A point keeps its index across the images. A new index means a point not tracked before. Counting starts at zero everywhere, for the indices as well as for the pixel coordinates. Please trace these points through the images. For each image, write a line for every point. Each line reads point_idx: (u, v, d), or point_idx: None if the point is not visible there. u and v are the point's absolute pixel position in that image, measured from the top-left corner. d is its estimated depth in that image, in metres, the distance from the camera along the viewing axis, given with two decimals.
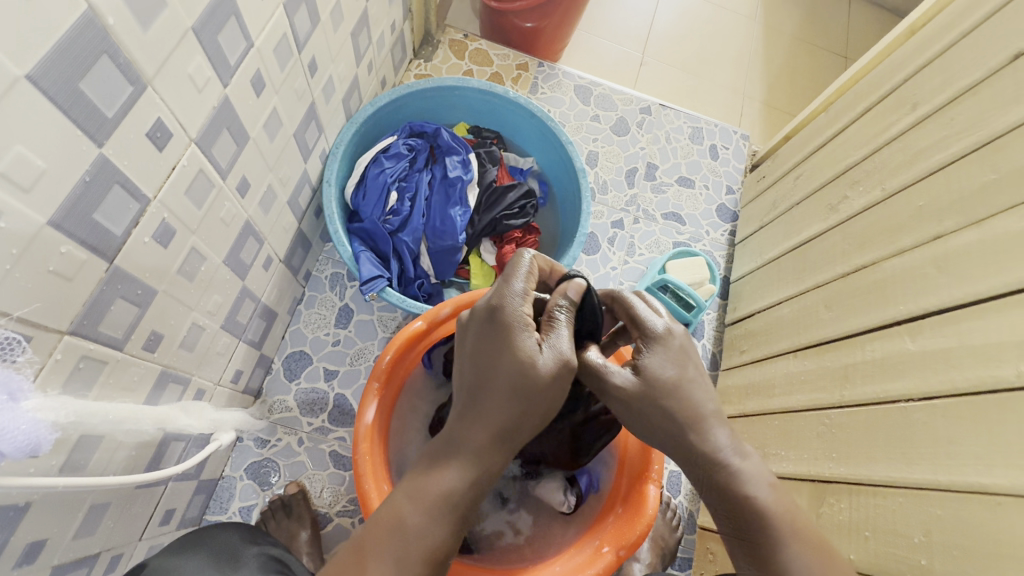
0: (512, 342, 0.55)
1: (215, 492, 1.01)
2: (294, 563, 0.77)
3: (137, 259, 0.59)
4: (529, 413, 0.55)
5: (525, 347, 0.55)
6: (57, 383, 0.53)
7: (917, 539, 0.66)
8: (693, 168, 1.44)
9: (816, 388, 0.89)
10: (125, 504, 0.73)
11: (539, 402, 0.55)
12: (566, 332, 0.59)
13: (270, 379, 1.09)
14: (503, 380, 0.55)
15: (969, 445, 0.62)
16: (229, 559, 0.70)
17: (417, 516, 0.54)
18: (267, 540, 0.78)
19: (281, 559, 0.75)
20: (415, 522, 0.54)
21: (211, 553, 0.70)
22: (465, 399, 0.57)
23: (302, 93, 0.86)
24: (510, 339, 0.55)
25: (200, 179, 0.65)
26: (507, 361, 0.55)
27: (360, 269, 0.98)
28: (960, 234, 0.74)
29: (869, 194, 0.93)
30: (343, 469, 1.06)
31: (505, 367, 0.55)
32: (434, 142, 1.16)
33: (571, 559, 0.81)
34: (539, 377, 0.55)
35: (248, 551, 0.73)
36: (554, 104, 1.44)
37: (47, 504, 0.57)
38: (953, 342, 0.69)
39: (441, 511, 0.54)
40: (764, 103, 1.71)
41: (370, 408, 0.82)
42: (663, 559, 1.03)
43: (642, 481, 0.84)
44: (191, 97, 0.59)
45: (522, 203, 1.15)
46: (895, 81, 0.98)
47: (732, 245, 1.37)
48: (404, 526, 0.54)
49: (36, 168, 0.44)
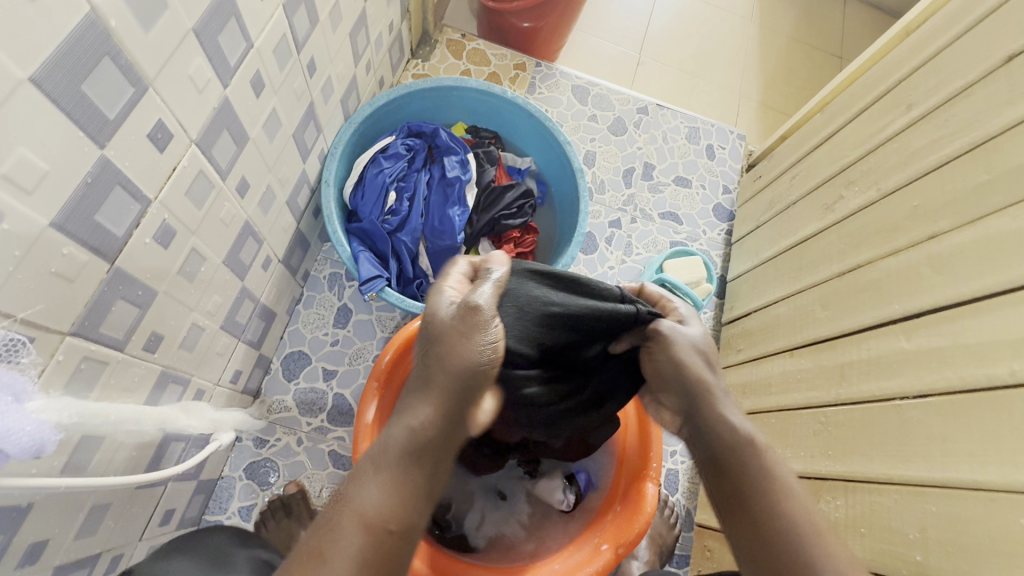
0: (426, 309, 0.64)
1: (214, 492, 1.01)
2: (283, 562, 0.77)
3: (138, 260, 0.59)
4: (443, 357, 0.59)
5: (434, 307, 0.63)
6: (60, 384, 0.53)
7: (913, 535, 0.66)
8: (690, 168, 1.44)
9: (812, 386, 0.90)
10: (125, 504, 0.73)
11: (448, 347, 0.59)
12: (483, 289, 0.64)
13: (269, 379, 1.09)
14: (424, 341, 0.62)
15: (964, 442, 0.63)
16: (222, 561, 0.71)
17: (351, 491, 0.53)
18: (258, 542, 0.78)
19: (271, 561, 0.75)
20: (354, 494, 0.53)
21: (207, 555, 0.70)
22: (411, 378, 0.62)
23: (301, 94, 0.86)
24: (424, 309, 0.64)
25: (200, 180, 0.66)
26: (424, 327, 0.63)
27: (359, 269, 0.98)
28: (954, 234, 0.74)
29: (865, 194, 0.94)
30: (342, 469, 1.07)
31: (424, 331, 0.63)
32: (432, 142, 1.16)
33: (570, 557, 0.82)
34: (443, 323, 0.61)
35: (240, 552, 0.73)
36: (552, 104, 1.44)
37: (49, 504, 0.57)
38: (948, 341, 0.69)
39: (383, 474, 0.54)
40: (760, 103, 1.72)
41: (370, 408, 0.83)
42: (661, 557, 1.04)
43: (640, 480, 0.85)
44: (192, 99, 0.59)
45: (520, 203, 1.15)
46: (890, 82, 0.99)
47: (729, 245, 1.38)
48: (342, 508, 0.52)
49: (39, 170, 0.44)
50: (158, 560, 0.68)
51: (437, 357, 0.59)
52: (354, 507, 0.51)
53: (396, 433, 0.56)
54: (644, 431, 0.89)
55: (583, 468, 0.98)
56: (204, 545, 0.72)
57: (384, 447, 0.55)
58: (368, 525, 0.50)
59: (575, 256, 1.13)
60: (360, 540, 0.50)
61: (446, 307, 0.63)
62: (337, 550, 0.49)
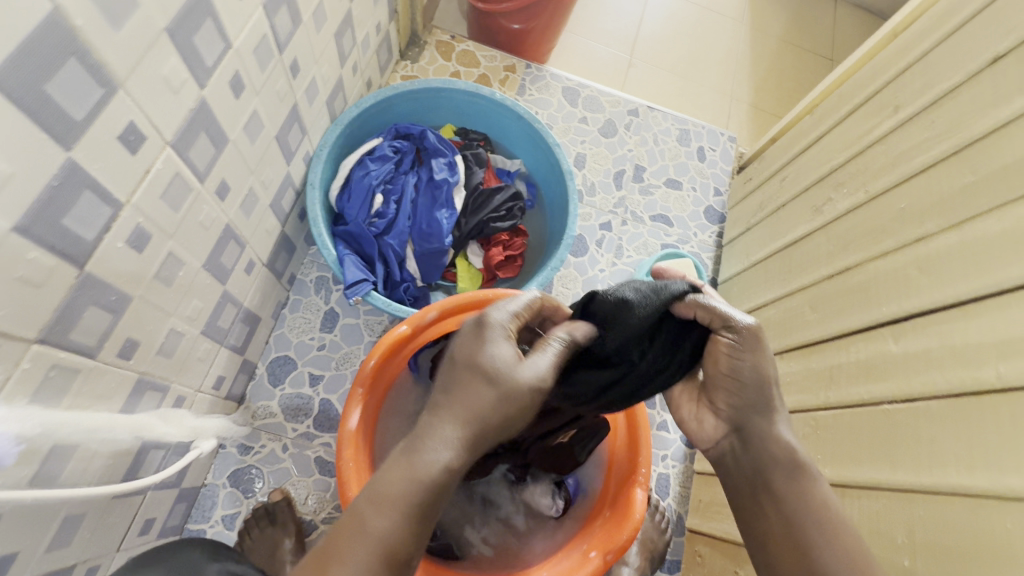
0: (486, 338, 0.56)
1: (197, 500, 1.00)
2: None
3: (110, 265, 0.57)
4: (496, 402, 0.52)
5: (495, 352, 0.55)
6: (27, 392, 0.52)
7: (901, 539, 0.66)
8: (681, 170, 1.44)
9: (801, 390, 0.90)
10: (101, 515, 0.71)
11: (507, 398, 0.52)
12: (551, 356, 0.58)
13: (253, 385, 1.08)
14: (475, 363, 0.54)
15: (952, 446, 0.62)
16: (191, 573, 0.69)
17: (377, 519, 0.49)
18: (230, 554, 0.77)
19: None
20: (369, 523, 0.49)
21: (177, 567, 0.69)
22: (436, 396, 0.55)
23: (284, 95, 0.84)
24: (485, 336, 0.56)
25: (177, 182, 0.64)
26: (481, 353, 0.55)
27: (345, 272, 0.97)
28: (942, 236, 0.74)
29: (854, 196, 0.94)
30: (328, 475, 1.05)
31: (479, 355, 0.55)
32: (420, 145, 1.15)
33: (558, 564, 0.80)
34: (507, 371, 0.53)
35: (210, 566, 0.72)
36: (542, 106, 1.43)
37: (18, 516, 0.56)
38: (935, 344, 0.69)
39: (407, 513, 0.49)
40: (751, 104, 1.72)
41: (354, 414, 0.81)
42: (651, 563, 1.03)
43: (629, 485, 0.84)
44: (166, 100, 0.58)
45: (509, 205, 1.14)
46: (879, 83, 0.99)
47: (719, 247, 1.38)
48: (365, 530, 0.49)
49: (1, 172, 0.42)
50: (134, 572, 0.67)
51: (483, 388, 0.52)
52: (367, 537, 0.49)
53: (416, 466, 0.50)
54: (633, 436, 0.88)
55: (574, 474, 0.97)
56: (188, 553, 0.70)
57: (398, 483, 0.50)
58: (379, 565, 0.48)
59: (565, 259, 1.12)
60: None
61: (513, 361, 0.54)
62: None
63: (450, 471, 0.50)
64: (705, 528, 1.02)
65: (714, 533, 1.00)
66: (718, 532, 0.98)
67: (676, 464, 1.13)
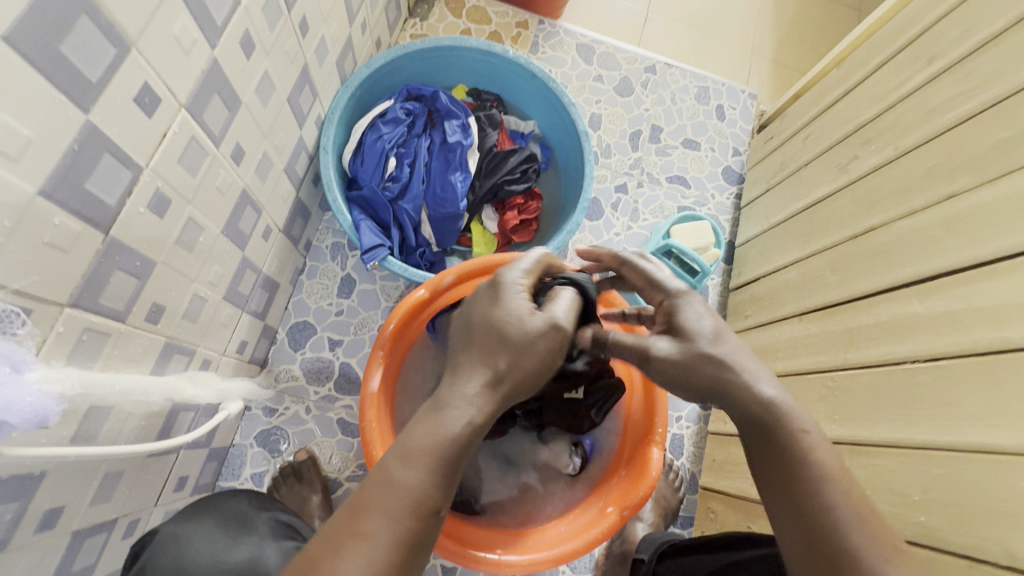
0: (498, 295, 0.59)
1: (226, 459, 1.03)
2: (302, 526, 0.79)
3: (133, 231, 0.58)
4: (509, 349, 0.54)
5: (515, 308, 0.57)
6: (62, 355, 0.53)
7: (916, 496, 0.66)
8: (699, 129, 1.40)
9: (819, 351, 0.89)
10: (138, 472, 0.75)
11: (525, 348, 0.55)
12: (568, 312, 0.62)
13: (275, 349, 1.10)
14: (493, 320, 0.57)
15: (973, 406, 0.62)
16: (241, 523, 0.72)
17: (406, 471, 0.48)
18: (276, 505, 0.79)
19: (291, 524, 0.77)
20: (401, 481, 0.48)
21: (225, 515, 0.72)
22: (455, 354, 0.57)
23: (294, 56, 0.82)
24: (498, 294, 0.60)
25: (193, 147, 0.64)
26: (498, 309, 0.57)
27: (361, 238, 0.97)
28: (975, 192, 0.71)
29: (881, 153, 0.90)
30: (350, 436, 1.08)
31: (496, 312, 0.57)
32: (432, 106, 1.13)
33: (576, 520, 0.84)
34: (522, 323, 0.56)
35: (259, 516, 0.74)
36: (555, 65, 1.39)
37: (62, 472, 0.58)
38: (962, 305, 0.67)
39: (435, 460, 0.49)
40: (773, 60, 1.65)
41: (375, 376, 0.83)
42: (665, 518, 1.06)
43: (645, 444, 0.85)
44: (178, 61, 0.57)
45: (524, 167, 1.12)
46: (913, 31, 0.94)
47: (737, 209, 1.35)
48: (393, 483, 0.48)
49: (22, 137, 0.42)
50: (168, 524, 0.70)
51: (496, 336, 0.55)
52: (392, 492, 0.47)
53: (440, 422, 0.51)
54: (650, 396, 0.88)
55: (592, 435, 0.98)
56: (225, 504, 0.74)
57: (417, 440, 0.50)
58: (403, 520, 0.46)
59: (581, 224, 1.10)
60: (396, 533, 0.46)
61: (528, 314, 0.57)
62: (359, 550, 0.44)
63: (474, 424, 0.51)
64: (718, 486, 1.04)
65: (727, 490, 1.02)
66: (731, 489, 1.00)
67: (690, 425, 1.15)
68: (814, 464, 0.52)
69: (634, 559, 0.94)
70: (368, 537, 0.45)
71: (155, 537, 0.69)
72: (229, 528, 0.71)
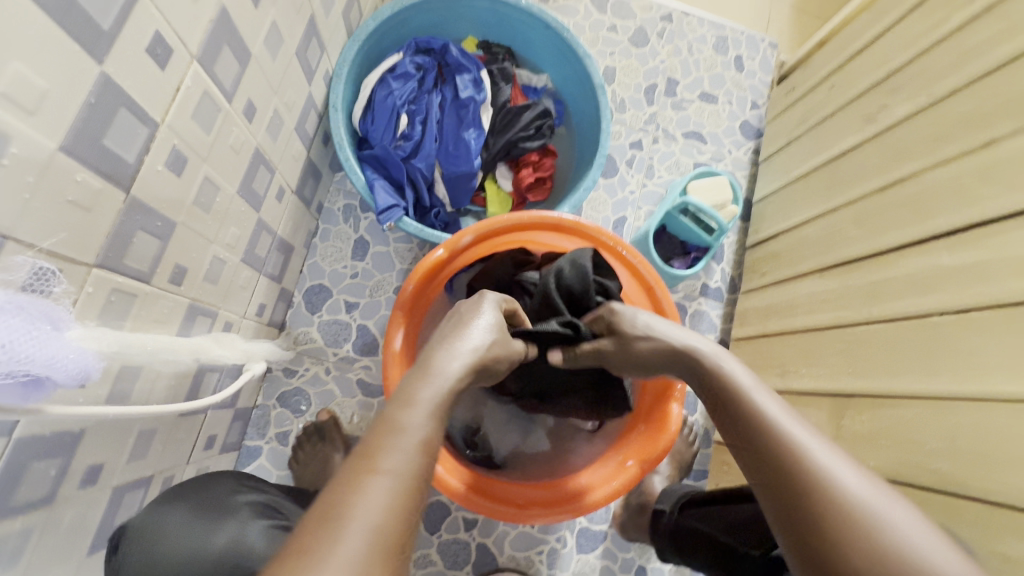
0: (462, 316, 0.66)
1: (251, 419, 1.06)
2: (283, 505, 0.77)
3: (153, 190, 0.57)
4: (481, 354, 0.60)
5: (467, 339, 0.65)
6: (93, 315, 0.53)
7: (935, 446, 0.67)
8: (716, 82, 1.35)
9: (838, 307, 0.87)
10: (170, 430, 0.76)
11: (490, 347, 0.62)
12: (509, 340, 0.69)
13: (292, 312, 1.10)
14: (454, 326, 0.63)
15: (1001, 356, 0.62)
16: (218, 508, 0.68)
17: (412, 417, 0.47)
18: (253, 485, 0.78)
19: (270, 504, 0.74)
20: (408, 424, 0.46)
21: (200, 502, 0.68)
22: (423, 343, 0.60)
23: (301, 5, 0.79)
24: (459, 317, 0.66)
25: (206, 102, 0.62)
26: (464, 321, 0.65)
27: (376, 198, 0.95)
28: (1013, 139, 0.69)
29: (913, 101, 0.87)
30: (370, 396, 1.10)
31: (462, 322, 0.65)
32: (442, 60, 1.09)
33: (596, 472, 0.86)
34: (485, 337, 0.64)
35: (235, 500, 0.71)
36: (568, 14, 1.32)
37: (99, 431, 0.59)
38: (994, 255, 0.66)
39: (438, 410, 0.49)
40: (794, 6, 1.57)
41: (397, 336, 0.83)
42: (680, 471, 1.09)
43: (665, 401, 0.87)
44: (187, 8, 0.54)
45: (538, 123, 1.08)
46: None
47: (755, 164, 1.31)
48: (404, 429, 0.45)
49: (38, 89, 0.41)
50: (173, 504, 0.67)
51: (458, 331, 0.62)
52: (401, 433, 0.45)
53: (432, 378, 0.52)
54: None
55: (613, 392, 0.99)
56: (202, 489, 0.71)
57: (414, 393, 0.49)
58: (414, 456, 0.43)
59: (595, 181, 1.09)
60: (409, 470, 0.42)
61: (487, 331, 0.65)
62: (375, 487, 0.39)
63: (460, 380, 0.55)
64: None
65: None
66: None
67: None
68: (734, 391, 0.56)
69: (656, 510, 0.97)
70: (384, 474, 0.41)
71: (131, 530, 0.63)
72: (204, 512, 0.67)
